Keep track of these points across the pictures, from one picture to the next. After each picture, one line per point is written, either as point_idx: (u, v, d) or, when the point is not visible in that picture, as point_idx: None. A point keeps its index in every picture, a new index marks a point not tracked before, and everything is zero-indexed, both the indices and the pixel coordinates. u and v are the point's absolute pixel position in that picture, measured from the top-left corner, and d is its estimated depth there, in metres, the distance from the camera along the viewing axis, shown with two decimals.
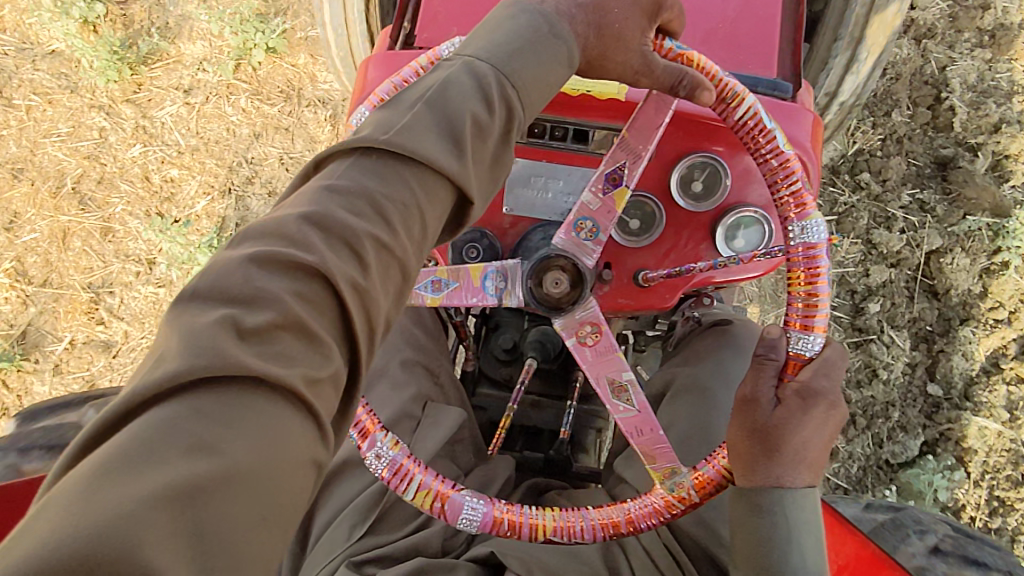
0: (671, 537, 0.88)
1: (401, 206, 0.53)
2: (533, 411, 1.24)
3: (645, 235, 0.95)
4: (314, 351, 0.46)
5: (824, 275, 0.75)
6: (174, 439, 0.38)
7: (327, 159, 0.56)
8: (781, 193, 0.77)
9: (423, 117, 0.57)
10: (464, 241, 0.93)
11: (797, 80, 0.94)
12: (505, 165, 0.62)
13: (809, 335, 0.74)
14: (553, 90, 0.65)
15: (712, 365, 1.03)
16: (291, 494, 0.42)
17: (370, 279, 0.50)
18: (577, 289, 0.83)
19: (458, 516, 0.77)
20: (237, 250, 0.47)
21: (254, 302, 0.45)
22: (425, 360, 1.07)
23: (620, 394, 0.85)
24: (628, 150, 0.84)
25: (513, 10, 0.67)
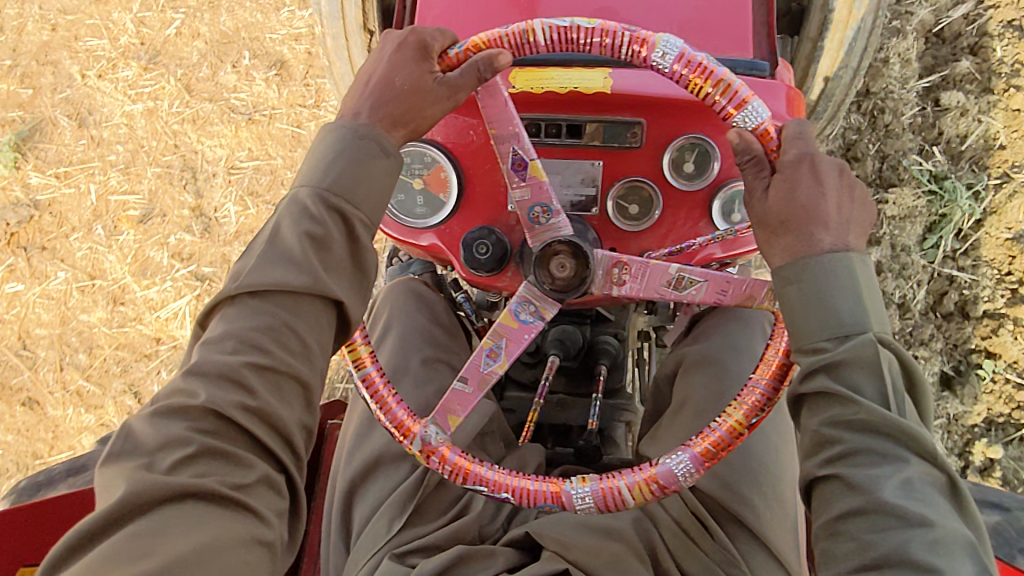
0: (698, 504, 0.90)
1: (274, 333, 0.73)
2: (559, 410, 1.31)
3: (645, 218, 1.00)
4: (229, 465, 0.68)
5: (714, 66, 0.81)
6: (130, 547, 0.61)
7: (212, 313, 0.77)
8: (628, 48, 0.82)
9: (270, 256, 0.75)
10: (473, 237, 0.99)
11: (774, 58, 1.00)
12: (356, 257, 0.78)
13: (749, 109, 0.81)
14: (382, 192, 0.80)
15: (724, 339, 1.06)
16: (233, 564, 0.64)
17: (258, 400, 0.71)
18: (580, 260, 0.89)
19: (677, 478, 0.82)
20: (149, 412, 0.70)
21: (165, 446, 0.67)
22: (446, 355, 1.13)
23: (682, 284, 0.90)
24: (504, 138, 0.90)
25: (326, 133, 0.81)
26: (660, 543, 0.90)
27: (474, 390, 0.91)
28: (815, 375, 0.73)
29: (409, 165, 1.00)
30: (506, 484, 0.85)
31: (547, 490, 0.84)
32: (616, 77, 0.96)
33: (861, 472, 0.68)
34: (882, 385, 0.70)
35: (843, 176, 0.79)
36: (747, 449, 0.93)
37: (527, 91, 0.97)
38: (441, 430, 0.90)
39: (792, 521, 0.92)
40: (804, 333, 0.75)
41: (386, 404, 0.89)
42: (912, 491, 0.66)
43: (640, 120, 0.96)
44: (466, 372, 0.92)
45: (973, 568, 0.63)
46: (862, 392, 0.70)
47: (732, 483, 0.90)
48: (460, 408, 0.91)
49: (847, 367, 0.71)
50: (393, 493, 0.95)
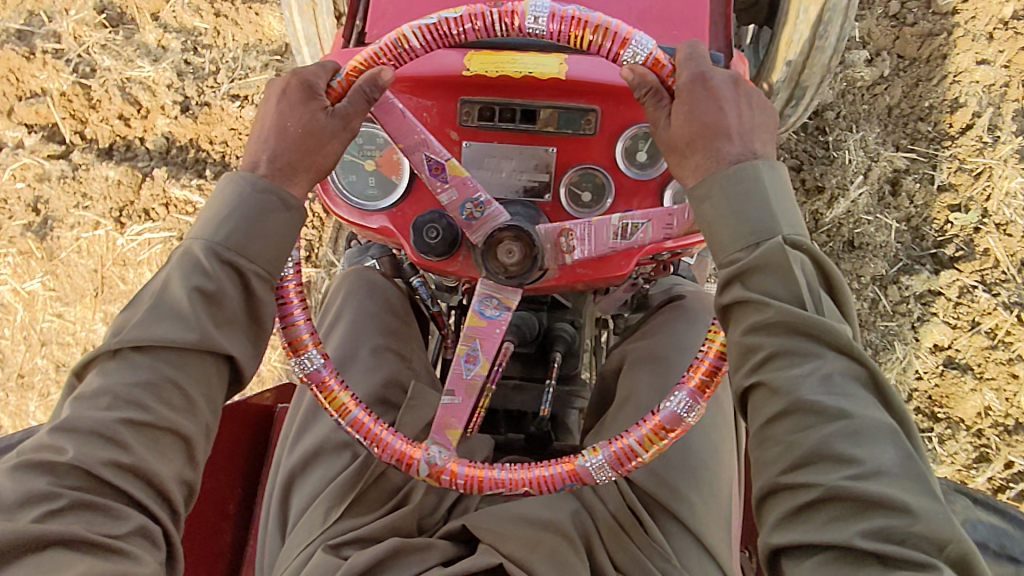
0: (636, 499, 0.88)
1: (157, 390, 0.74)
2: (516, 395, 1.26)
3: (597, 205, 0.98)
4: (101, 515, 0.69)
5: (590, 15, 0.85)
6: None
7: (91, 363, 0.78)
8: (499, 23, 0.86)
9: (155, 312, 0.77)
10: (423, 221, 0.97)
11: (729, 50, 0.98)
12: (252, 308, 0.80)
13: (636, 42, 0.84)
14: (280, 243, 0.82)
15: (671, 335, 1.06)
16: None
17: (131, 455, 0.72)
18: (529, 244, 0.89)
19: (681, 417, 0.81)
20: (8, 466, 0.70)
21: (27, 499, 0.67)
22: (397, 344, 1.11)
23: (629, 231, 0.92)
24: (414, 147, 0.91)
25: (222, 184, 0.82)
26: (598, 538, 0.87)
27: (463, 399, 0.89)
28: (732, 286, 0.76)
29: (360, 146, 1.00)
30: (521, 478, 0.83)
31: (562, 472, 0.83)
32: (570, 63, 0.96)
33: (782, 375, 0.70)
34: (793, 286, 0.73)
35: (737, 86, 0.82)
36: (688, 447, 0.92)
37: (482, 74, 0.96)
38: (443, 447, 0.87)
39: (727, 519, 0.91)
40: (719, 252, 0.78)
41: (380, 438, 0.85)
42: (832, 387, 0.69)
43: (594, 107, 0.95)
44: (450, 386, 0.90)
45: (895, 454, 0.66)
46: (774, 296, 0.73)
47: (670, 480, 0.89)
48: (456, 420, 0.88)
49: (760, 273, 0.74)
50: (332, 484, 0.92)
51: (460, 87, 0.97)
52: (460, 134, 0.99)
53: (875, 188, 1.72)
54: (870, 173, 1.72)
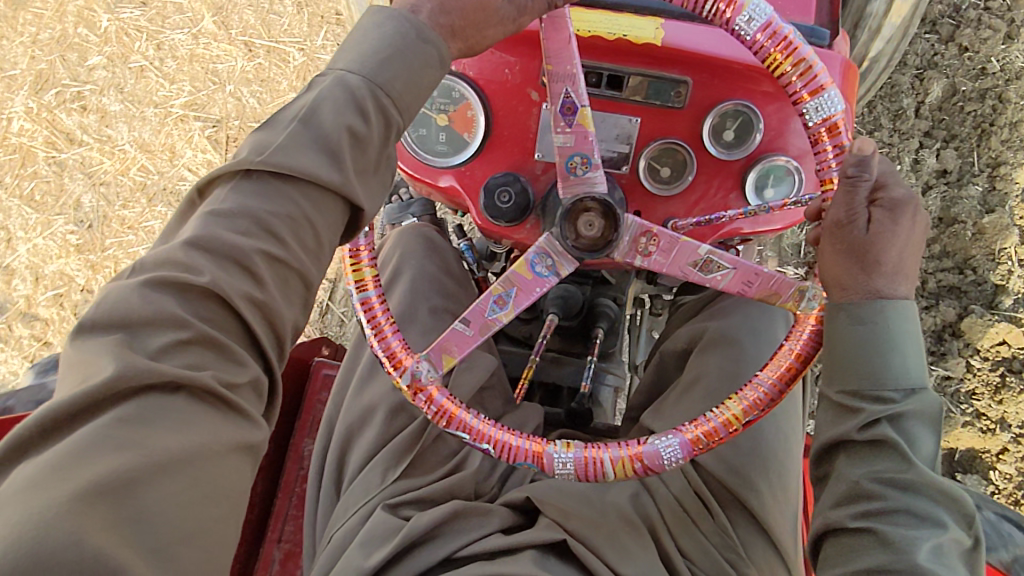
0: (700, 482, 0.88)
1: (288, 223, 0.63)
2: (554, 367, 1.38)
3: (675, 182, 0.96)
4: (227, 362, 0.60)
5: (796, 39, 0.76)
6: (112, 444, 0.51)
7: (212, 184, 0.65)
8: (712, 5, 0.76)
9: (298, 136, 0.64)
10: (495, 184, 0.93)
11: (833, 26, 0.93)
12: (387, 161, 0.70)
13: (825, 94, 0.76)
14: (427, 90, 0.71)
15: (742, 317, 1.04)
16: (223, 471, 0.57)
17: (264, 293, 0.62)
18: (611, 220, 0.84)
19: (661, 460, 0.80)
20: (134, 283, 0.59)
21: (149, 326, 0.57)
22: (455, 306, 1.09)
23: (710, 267, 0.86)
24: (561, 77, 0.84)
25: (382, 13, 0.69)
26: (665, 531, 0.86)
27: (474, 334, 0.88)
28: (874, 424, 0.70)
29: (436, 100, 0.93)
30: (489, 436, 0.82)
31: (530, 450, 0.82)
32: (667, 29, 0.90)
33: (898, 531, 0.66)
34: (934, 440, 0.70)
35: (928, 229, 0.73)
36: (757, 434, 0.92)
37: (572, 34, 0.90)
38: (434, 368, 0.86)
39: (793, 510, 0.91)
40: (863, 376, 0.70)
41: (383, 332, 0.84)
42: (943, 557, 0.65)
43: (686, 78, 0.91)
44: (469, 315, 0.87)
45: None
46: (916, 448, 0.69)
47: (738, 464, 0.89)
48: (456, 348, 0.87)
49: (910, 419, 0.69)
50: (386, 446, 0.90)
51: None
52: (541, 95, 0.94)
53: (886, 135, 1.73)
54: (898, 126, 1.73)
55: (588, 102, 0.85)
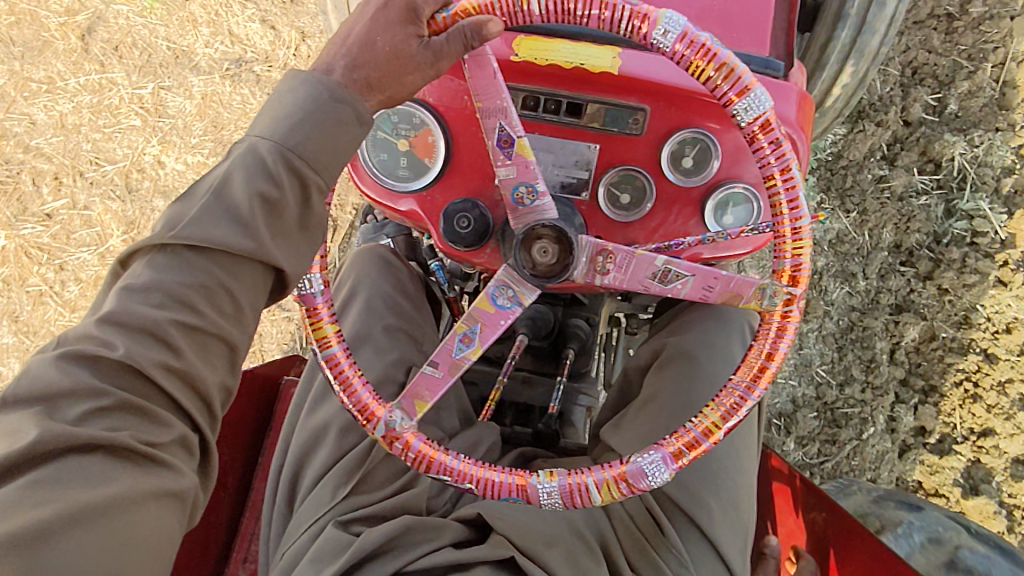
0: (653, 501, 0.90)
1: (205, 290, 0.63)
2: (525, 387, 1.39)
3: (635, 209, 0.96)
4: (148, 424, 0.60)
5: (715, 48, 0.75)
6: (23, 506, 0.51)
7: (131, 258, 0.64)
8: (626, 23, 0.75)
9: (212, 206, 0.64)
10: (454, 210, 0.94)
11: (790, 59, 0.96)
12: (312, 222, 0.68)
13: (751, 94, 0.75)
14: (349, 155, 0.69)
15: (697, 335, 1.06)
16: (143, 519, 0.57)
17: (182, 359, 0.62)
18: (565, 246, 0.84)
19: (644, 480, 0.79)
20: (54, 355, 0.59)
21: (63, 399, 0.57)
22: (409, 327, 1.10)
23: (669, 278, 0.85)
24: (491, 112, 0.85)
25: (294, 78, 0.69)
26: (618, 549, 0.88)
27: (444, 375, 0.87)
28: None
29: (395, 125, 0.94)
30: (472, 474, 0.81)
31: (512, 483, 0.81)
32: (624, 58, 0.91)
33: None
34: None
35: None
36: (708, 457, 0.93)
37: (530, 61, 0.91)
38: (407, 416, 0.85)
39: (743, 526, 0.93)
40: None
41: (352, 387, 0.84)
42: None
43: (645, 107, 0.91)
44: (436, 357, 0.87)
45: None
46: None
47: (689, 487, 0.91)
48: (427, 392, 0.87)
49: None
50: (340, 461, 0.90)
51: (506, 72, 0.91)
52: None
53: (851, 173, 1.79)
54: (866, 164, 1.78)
55: (524, 133, 0.85)
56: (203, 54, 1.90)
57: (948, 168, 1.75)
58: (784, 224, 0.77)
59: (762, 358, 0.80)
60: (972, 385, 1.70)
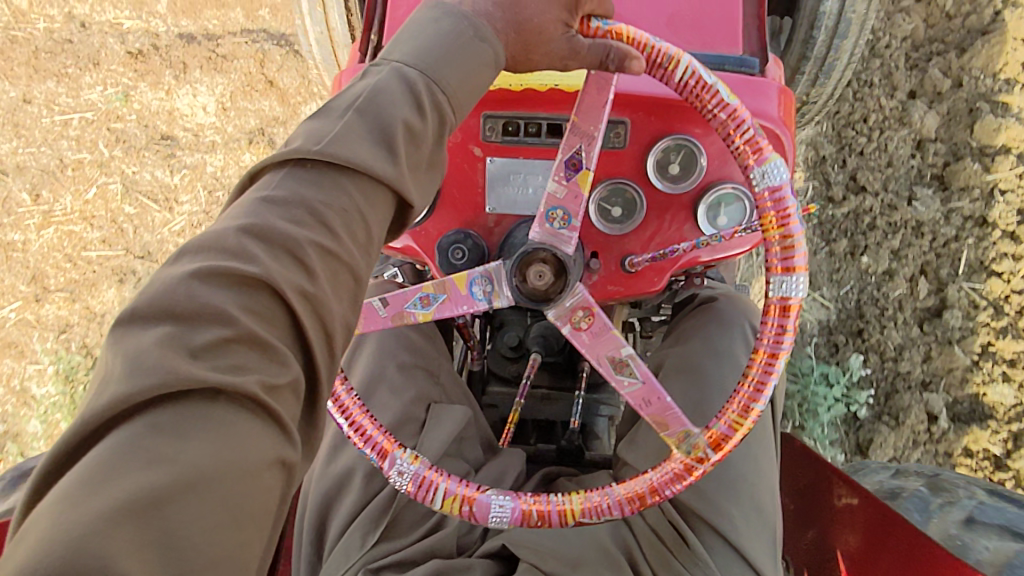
0: (675, 512, 0.90)
1: (339, 210, 0.56)
2: (546, 405, 1.38)
3: (628, 221, 0.96)
4: (270, 361, 0.49)
5: (794, 217, 0.75)
6: (135, 456, 0.42)
7: (261, 170, 0.58)
8: (737, 145, 0.76)
9: (356, 124, 0.58)
10: (449, 243, 0.95)
11: (763, 53, 0.97)
12: (439, 162, 0.64)
13: (790, 277, 0.74)
14: (480, 93, 0.66)
15: (702, 341, 1.07)
16: (254, 493, 0.46)
17: (315, 285, 0.53)
18: (561, 278, 0.84)
19: (487, 516, 0.78)
20: (181, 266, 0.50)
21: (195, 319, 0.48)
22: (425, 361, 1.11)
23: (623, 368, 0.84)
24: (579, 132, 0.84)
25: (436, 10, 0.67)
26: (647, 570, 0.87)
27: (387, 315, 0.88)
28: None
29: None
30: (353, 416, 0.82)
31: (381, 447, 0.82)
32: None
33: None
34: None
35: None
36: (728, 461, 0.93)
37: (504, 89, 0.92)
38: None
39: (768, 531, 0.92)
40: None
41: None
42: None
43: (623, 119, 0.92)
44: (389, 298, 0.88)
45: None
46: None
47: (709, 495, 0.90)
48: (366, 322, 0.89)
49: None
50: (364, 509, 0.90)
51: (481, 103, 0.93)
52: (484, 150, 0.96)
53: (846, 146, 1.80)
54: (868, 136, 1.78)
55: (594, 165, 0.84)
56: (232, 124, 2.08)
57: (954, 124, 1.74)
58: (743, 392, 0.77)
59: (681, 472, 0.79)
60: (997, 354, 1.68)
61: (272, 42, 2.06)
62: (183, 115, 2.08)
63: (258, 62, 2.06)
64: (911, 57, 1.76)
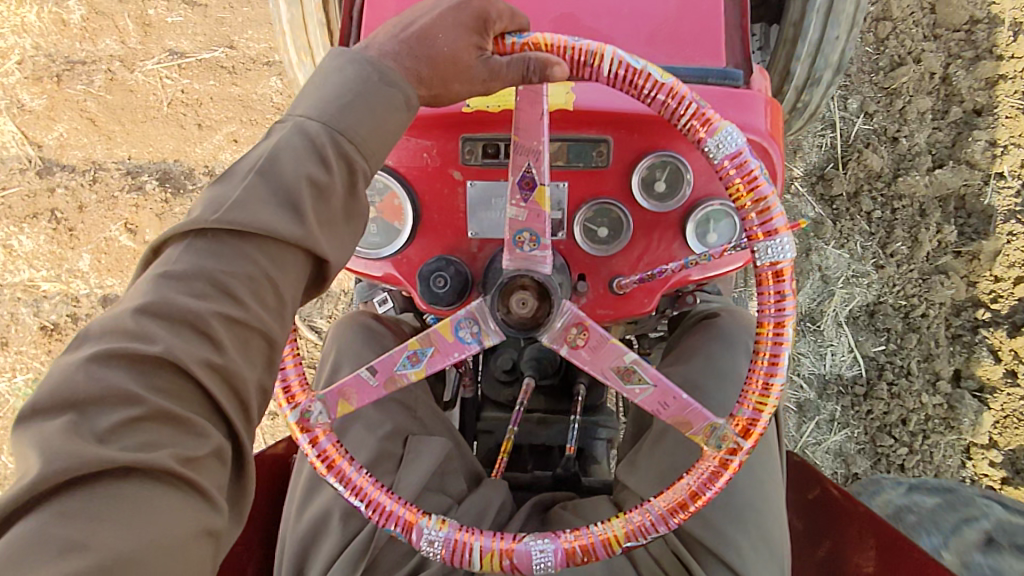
0: (675, 545, 0.87)
1: (246, 280, 0.55)
2: (542, 429, 1.35)
3: (615, 241, 0.92)
4: (186, 434, 0.50)
5: (760, 178, 0.71)
6: (47, 545, 0.43)
7: (161, 245, 0.56)
8: (686, 121, 0.72)
9: (257, 188, 0.57)
10: (430, 270, 0.92)
11: (748, 64, 0.95)
12: (361, 208, 0.63)
13: (774, 241, 0.70)
14: (394, 138, 0.64)
15: (702, 361, 1.03)
16: (189, 561, 0.49)
17: (225, 356, 0.53)
18: (545, 302, 0.80)
19: (531, 565, 0.74)
20: (81, 355, 0.50)
21: (96, 406, 0.48)
22: (404, 396, 1.07)
23: (631, 376, 0.80)
24: (524, 151, 0.81)
25: (343, 57, 0.65)
26: None
27: (379, 383, 0.81)
28: None
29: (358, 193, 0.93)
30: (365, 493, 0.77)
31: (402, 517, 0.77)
32: (578, 92, 0.89)
33: None
34: None
35: None
36: (729, 487, 0.89)
37: (482, 110, 0.89)
38: (328, 411, 0.81)
39: (778, 559, 0.88)
40: None
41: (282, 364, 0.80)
42: None
43: (606, 137, 0.89)
44: (377, 364, 0.81)
45: None
46: None
47: (711, 524, 0.87)
48: (355, 395, 0.82)
49: None
50: (343, 554, 0.87)
51: (460, 125, 0.91)
52: (464, 174, 0.93)
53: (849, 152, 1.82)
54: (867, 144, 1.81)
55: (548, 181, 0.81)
56: (192, 133, 1.90)
57: (945, 136, 1.81)
58: (759, 372, 0.73)
59: (719, 466, 0.75)
60: (995, 359, 1.74)
61: (240, 46, 1.93)
62: (138, 125, 1.90)
63: (223, 69, 1.92)
64: (903, 65, 1.81)
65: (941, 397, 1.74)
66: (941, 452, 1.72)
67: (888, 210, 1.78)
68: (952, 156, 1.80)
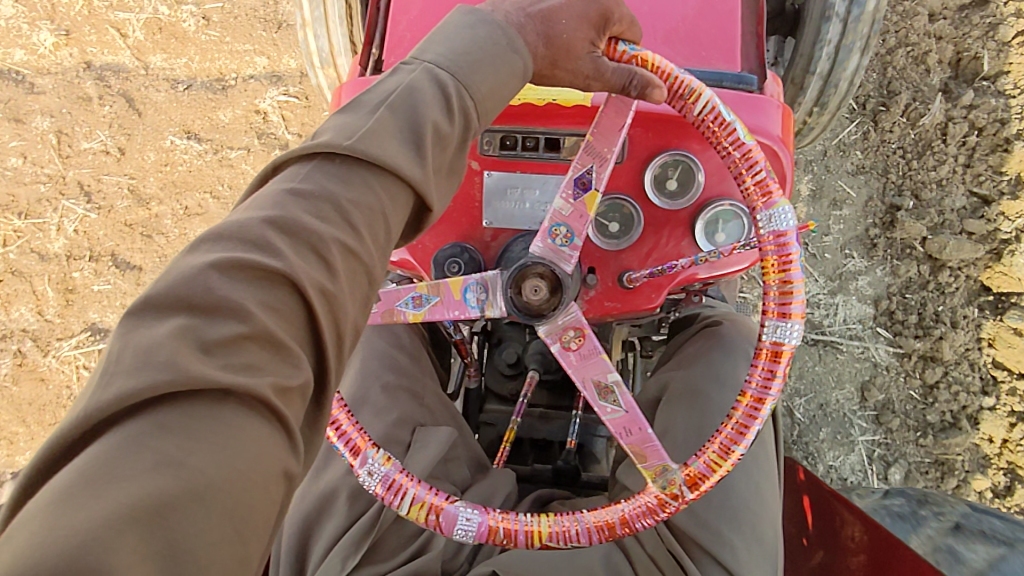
0: (672, 540, 0.88)
1: (365, 210, 0.56)
2: (542, 423, 1.37)
3: (626, 236, 0.95)
4: (284, 361, 0.49)
5: (795, 263, 0.74)
6: (143, 455, 0.41)
7: (284, 162, 0.57)
8: (746, 184, 0.76)
9: (387, 121, 0.59)
10: (445, 257, 0.95)
11: (762, 70, 0.96)
12: (462, 167, 0.66)
13: (785, 322, 0.73)
14: (506, 101, 0.67)
15: (705, 367, 1.05)
16: (260, 503, 0.45)
17: (335, 283, 0.53)
18: (556, 294, 0.83)
19: (453, 528, 0.77)
20: (197, 258, 0.49)
21: (214, 314, 0.47)
22: (411, 382, 1.10)
23: (607, 394, 0.84)
24: (594, 153, 0.84)
25: (473, 15, 0.67)
26: None
27: (378, 313, 0.87)
28: None
29: None
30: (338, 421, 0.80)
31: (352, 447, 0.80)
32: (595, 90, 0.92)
33: None
34: None
35: None
36: (725, 487, 0.91)
37: None
38: None
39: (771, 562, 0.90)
40: None
41: None
42: None
43: None
44: (382, 295, 0.86)
45: None
46: None
47: (706, 521, 0.89)
48: None
49: None
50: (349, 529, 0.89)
51: None
52: (481, 164, 0.95)
53: (857, 169, 1.86)
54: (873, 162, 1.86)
55: (603, 186, 0.84)
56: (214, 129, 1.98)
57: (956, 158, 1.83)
58: (725, 433, 0.75)
59: (654, 504, 0.77)
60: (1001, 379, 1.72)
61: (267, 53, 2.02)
62: (164, 121, 1.99)
63: (251, 71, 2.01)
64: (909, 91, 1.86)
65: (945, 413, 1.73)
66: (944, 468, 1.70)
67: (897, 223, 1.81)
68: (962, 176, 1.82)
